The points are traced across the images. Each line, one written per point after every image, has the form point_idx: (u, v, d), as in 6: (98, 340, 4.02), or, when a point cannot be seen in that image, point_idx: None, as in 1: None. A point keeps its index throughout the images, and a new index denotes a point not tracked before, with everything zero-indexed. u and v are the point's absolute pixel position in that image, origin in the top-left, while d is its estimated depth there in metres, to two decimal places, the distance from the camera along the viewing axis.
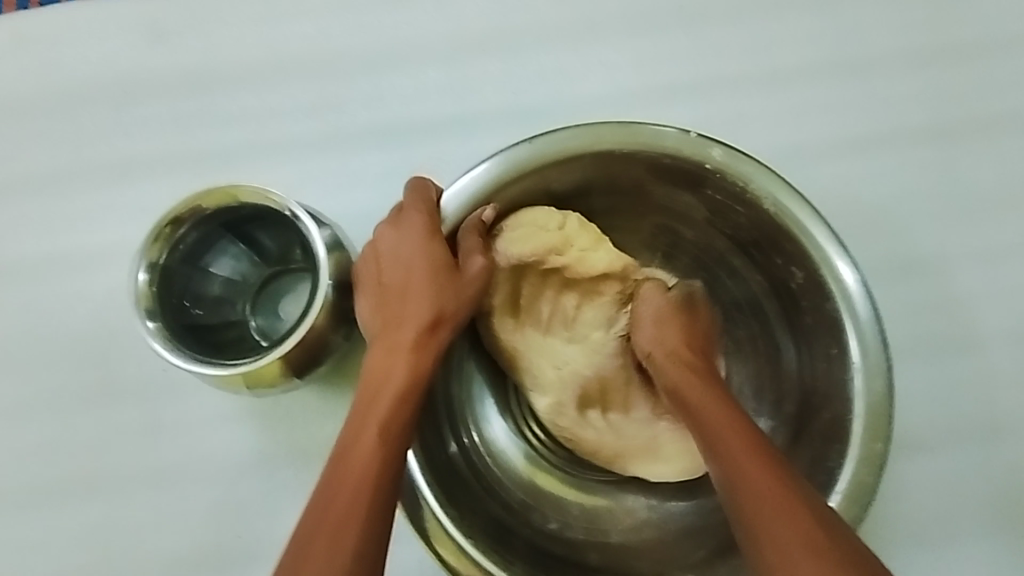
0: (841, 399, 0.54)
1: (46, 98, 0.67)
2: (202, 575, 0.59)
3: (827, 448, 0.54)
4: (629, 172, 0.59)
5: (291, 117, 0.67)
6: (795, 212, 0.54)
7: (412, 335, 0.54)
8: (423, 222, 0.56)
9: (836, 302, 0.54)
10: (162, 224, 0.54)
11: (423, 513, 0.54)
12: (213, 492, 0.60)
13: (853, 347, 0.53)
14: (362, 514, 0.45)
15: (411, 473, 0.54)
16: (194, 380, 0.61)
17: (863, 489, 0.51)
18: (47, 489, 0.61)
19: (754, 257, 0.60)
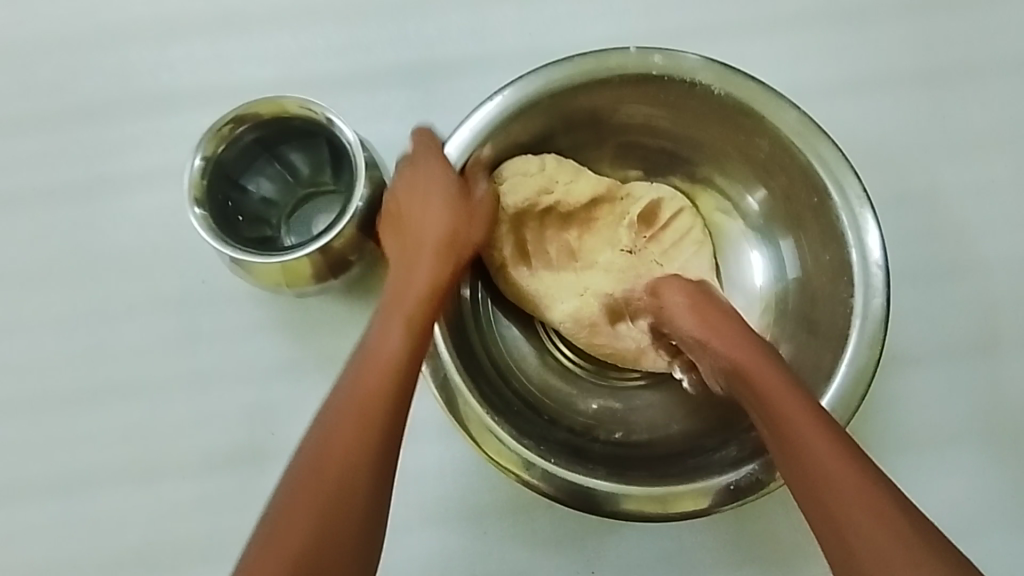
0: (844, 305, 0.59)
1: (93, 34, 0.72)
2: (235, 468, 0.64)
3: (829, 350, 0.60)
4: (631, 102, 0.63)
5: (321, 56, 0.71)
6: (808, 134, 0.60)
7: (431, 251, 0.59)
8: (439, 159, 0.60)
9: (842, 220, 0.59)
10: (222, 122, 0.59)
11: (465, 412, 0.57)
12: (248, 394, 0.65)
13: (855, 262, 0.59)
14: (376, 435, 0.50)
15: (445, 367, 0.57)
16: (232, 292, 0.67)
17: (858, 387, 0.57)
18: (93, 390, 0.66)
19: (764, 174, 0.65)
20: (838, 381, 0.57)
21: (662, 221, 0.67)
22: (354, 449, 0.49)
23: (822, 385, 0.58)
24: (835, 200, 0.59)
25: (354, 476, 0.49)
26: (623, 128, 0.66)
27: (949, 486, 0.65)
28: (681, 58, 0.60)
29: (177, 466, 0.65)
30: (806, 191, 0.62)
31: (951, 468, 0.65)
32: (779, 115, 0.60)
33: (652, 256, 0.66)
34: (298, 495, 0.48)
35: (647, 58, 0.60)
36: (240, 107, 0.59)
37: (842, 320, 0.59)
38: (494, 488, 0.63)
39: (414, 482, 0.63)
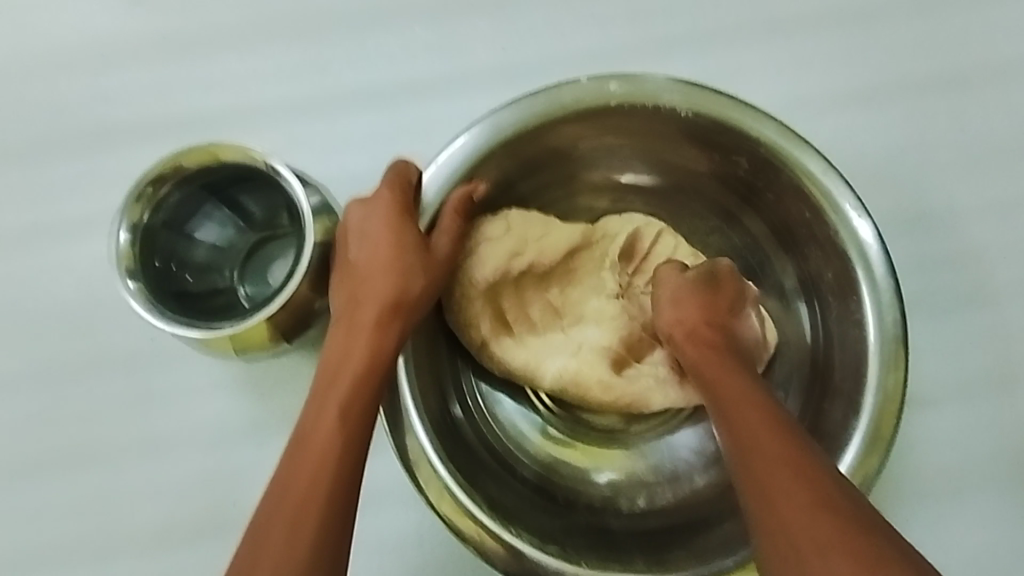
0: (855, 331, 0.54)
1: (25, 65, 0.65)
2: (194, 542, 0.59)
3: (844, 399, 0.54)
4: (599, 130, 0.58)
5: (274, 80, 0.65)
6: (789, 148, 0.54)
7: (371, 314, 0.52)
8: (391, 200, 0.54)
9: (848, 252, 0.53)
10: (144, 183, 0.53)
11: (447, 501, 0.51)
12: (206, 460, 0.60)
13: (864, 291, 0.53)
14: (319, 505, 0.44)
15: (428, 457, 0.52)
16: (184, 349, 0.61)
17: (878, 444, 0.51)
18: (38, 461, 0.61)
19: (753, 194, 0.59)
20: (862, 424, 0.51)
21: (642, 251, 0.62)
22: (308, 496, 0.45)
23: (838, 442, 0.52)
24: (837, 227, 0.54)
25: (311, 498, 0.44)
26: (596, 159, 0.62)
27: (970, 537, 0.59)
28: (649, 81, 0.55)
29: (132, 541, 0.59)
30: (801, 219, 0.57)
31: (971, 517, 0.60)
32: (762, 129, 0.54)
33: (637, 290, 0.62)
34: (259, 541, 0.44)
35: (605, 86, 0.55)
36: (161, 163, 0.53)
37: (857, 364, 0.53)
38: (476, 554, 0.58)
39: (390, 551, 0.58)
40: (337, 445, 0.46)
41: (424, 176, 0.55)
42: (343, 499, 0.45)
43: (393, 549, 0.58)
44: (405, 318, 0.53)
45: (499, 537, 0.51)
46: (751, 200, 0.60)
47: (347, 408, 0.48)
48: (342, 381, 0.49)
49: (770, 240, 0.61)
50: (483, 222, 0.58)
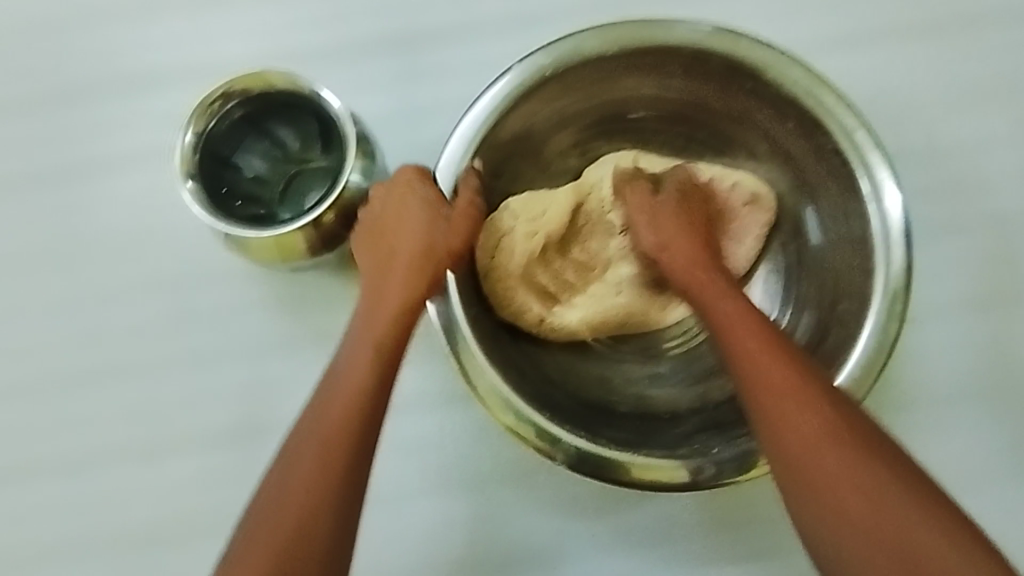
0: (864, 252, 0.58)
1: (75, 14, 0.71)
2: (236, 444, 0.65)
3: (849, 323, 0.58)
4: (621, 75, 0.63)
5: (306, 29, 0.71)
6: (801, 83, 0.58)
7: (407, 265, 0.58)
8: (407, 181, 0.60)
9: (861, 183, 0.58)
10: (207, 99, 0.59)
11: (517, 416, 0.56)
12: (246, 371, 0.66)
13: (873, 217, 0.57)
14: (347, 448, 0.51)
15: (491, 379, 0.56)
16: (226, 271, 0.67)
17: (872, 367, 0.55)
18: (92, 371, 0.67)
19: (762, 128, 0.64)
20: (866, 336, 0.56)
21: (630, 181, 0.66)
22: (338, 439, 0.51)
23: (839, 360, 0.57)
24: (851, 162, 0.58)
25: (345, 429, 0.52)
26: (602, 105, 0.66)
27: (942, 441, 0.66)
28: (676, 30, 0.59)
29: (181, 442, 0.65)
30: (817, 158, 0.61)
31: (943, 423, 0.66)
32: (782, 71, 0.58)
33: None
34: (294, 480, 0.51)
35: (632, 26, 0.59)
36: (227, 82, 0.59)
37: (862, 288, 0.58)
38: (494, 454, 0.64)
39: (415, 450, 0.64)
40: (364, 392, 0.53)
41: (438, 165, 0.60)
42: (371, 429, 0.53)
43: (419, 450, 0.64)
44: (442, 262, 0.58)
45: (541, 428, 0.56)
46: (764, 139, 0.65)
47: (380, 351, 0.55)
48: (376, 322, 0.56)
49: (777, 180, 0.66)
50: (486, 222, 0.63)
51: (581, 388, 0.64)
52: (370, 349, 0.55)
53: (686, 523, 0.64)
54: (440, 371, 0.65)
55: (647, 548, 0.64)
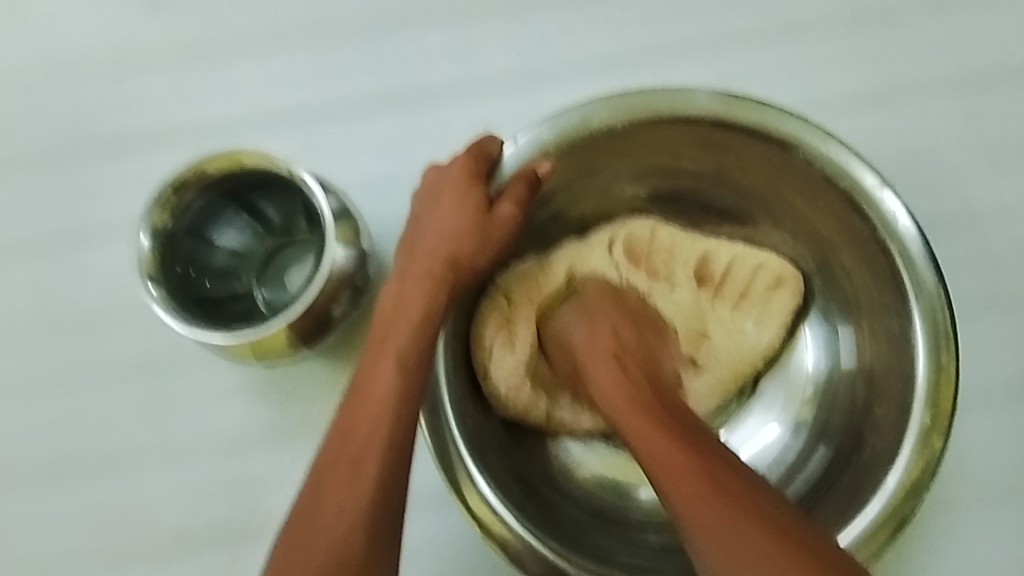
0: (904, 357, 0.53)
1: (46, 73, 0.66)
2: (214, 546, 0.59)
3: (888, 431, 0.53)
4: (634, 149, 0.57)
5: (291, 87, 0.65)
6: (839, 159, 0.53)
7: (427, 268, 0.54)
8: (465, 163, 0.55)
9: (903, 278, 0.52)
10: (166, 189, 0.54)
11: (515, 544, 0.52)
12: (225, 466, 0.60)
13: (917, 321, 0.51)
14: (374, 468, 0.47)
15: (486, 496, 0.52)
16: (204, 354, 0.61)
17: (915, 488, 0.50)
18: (60, 465, 0.61)
19: (785, 203, 0.58)
20: (899, 463, 0.50)
21: (643, 249, 0.61)
22: (363, 461, 0.47)
23: (875, 476, 0.51)
24: (893, 252, 0.52)
25: (373, 445, 0.47)
26: (617, 178, 0.60)
27: (990, 544, 0.59)
28: (698, 100, 0.53)
29: (153, 545, 0.60)
30: (850, 243, 0.56)
31: (992, 523, 0.59)
32: (814, 145, 0.53)
33: (660, 292, 0.62)
34: (315, 508, 0.46)
35: (648, 96, 0.54)
36: (179, 170, 0.53)
37: (902, 394, 0.52)
38: (495, 560, 0.59)
39: (409, 555, 0.59)
40: (390, 412, 0.48)
41: (504, 148, 0.56)
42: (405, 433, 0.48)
43: (413, 555, 0.59)
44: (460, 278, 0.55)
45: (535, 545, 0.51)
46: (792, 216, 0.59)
47: (402, 359, 0.50)
48: (397, 332, 0.51)
49: (807, 259, 0.60)
50: (479, 314, 0.58)
51: (577, 491, 0.60)
52: (393, 356, 0.50)
53: None
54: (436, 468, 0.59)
55: None
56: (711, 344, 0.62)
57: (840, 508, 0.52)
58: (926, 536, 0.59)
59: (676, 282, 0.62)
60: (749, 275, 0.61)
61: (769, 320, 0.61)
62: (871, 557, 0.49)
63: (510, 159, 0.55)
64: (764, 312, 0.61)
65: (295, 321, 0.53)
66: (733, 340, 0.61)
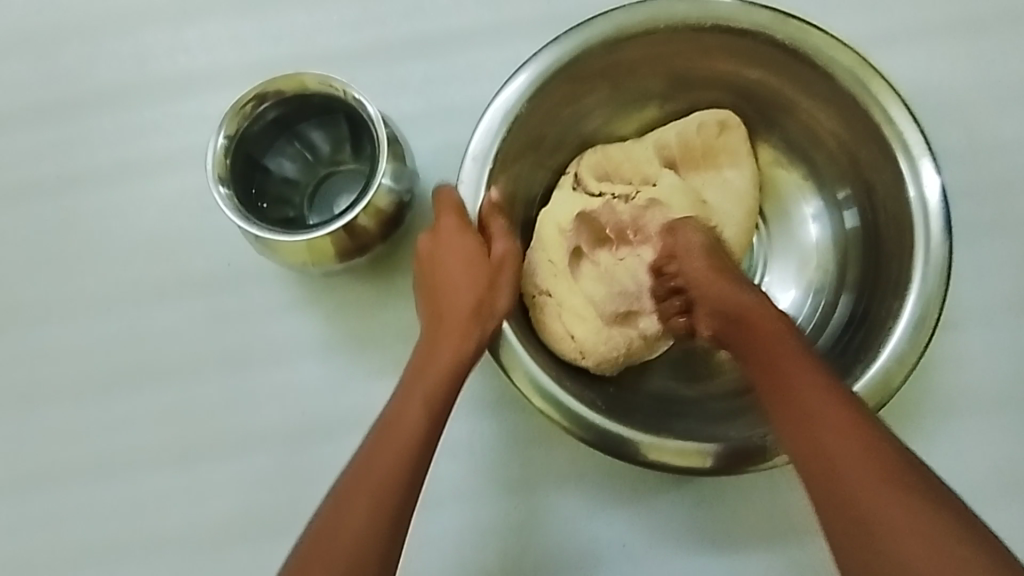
0: (901, 229, 0.59)
1: (110, 18, 0.71)
2: (268, 446, 0.65)
3: (890, 298, 0.59)
4: (636, 63, 0.63)
5: (337, 32, 0.70)
6: (845, 64, 0.58)
7: (452, 321, 0.58)
8: (454, 220, 0.59)
9: (900, 165, 0.58)
10: (247, 100, 0.59)
11: (643, 451, 0.56)
12: (279, 373, 0.65)
13: (914, 204, 0.57)
14: (389, 505, 0.51)
15: (600, 424, 0.56)
16: (257, 273, 0.67)
17: (925, 322, 0.56)
18: (125, 374, 0.67)
19: (783, 102, 0.64)
20: (908, 310, 0.56)
21: (607, 170, 0.65)
22: (382, 493, 0.51)
23: (885, 329, 0.57)
24: (890, 140, 0.58)
25: (392, 480, 0.52)
26: (573, 126, 0.65)
27: (990, 451, 0.63)
28: (634, 12, 0.59)
29: (213, 448, 0.65)
30: (853, 136, 0.61)
31: (991, 431, 0.63)
32: (816, 44, 0.58)
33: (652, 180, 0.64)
34: (329, 534, 0.51)
35: (569, 38, 0.59)
36: (260, 84, 0.58)
37: (899, 248, 0.59)
38: (526, 463, 0.64)
39: (448, 458, 0.64)
40: (414, 451, 0.53)
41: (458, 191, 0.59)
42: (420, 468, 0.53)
43: (451, 455, 0.64)
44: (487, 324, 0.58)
45: (584, 419, 0.56)
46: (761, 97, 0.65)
47: (431, 396, 0.55)
48: (430, 376, 0.56)
49: (787, 132, 0.67)
50: (540, 330, 0.61)
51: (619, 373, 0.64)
52: (422, 398, 0.55)
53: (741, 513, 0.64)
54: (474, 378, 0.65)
55: (680, 559, 0.63)
56: (713, 204, 0.64)
57: (861, 350, 0.59)
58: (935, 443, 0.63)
59: (656, 180, 0.64)
60: (698, 134, 0.65)
61: (742, 161, 0.66)
62: (902, 375, 0.56)
63: (467, 190, 0.59)
64: (731, 157, 0.66)
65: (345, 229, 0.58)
66: (722, 191, 0.65)
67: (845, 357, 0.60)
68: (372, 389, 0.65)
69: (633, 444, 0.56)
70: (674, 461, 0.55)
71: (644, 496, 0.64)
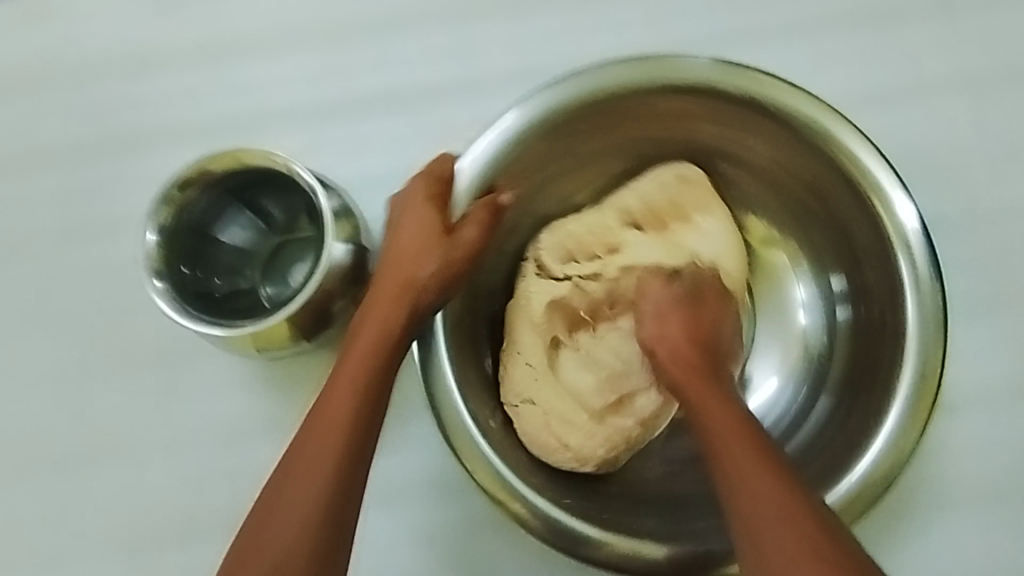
0: (893, 308, 0.54)
1: (62, 74, 0.68)
2: (215, 533, 0.61)
3: (878, 391, 0.54)
4: (610, 127, 0.59)
5: (296, 87, 0.66)
6: (829, 125, 0.54)
7: (400, 293, 0.54)
8: (425, 191, 0.56)
9: (897, 259, 0.54)
10: (171, 187, 0.55)
11: (595, 549, 0.52)
12: (227, 455, 0.61)
13: (905, 280, 0.53)
14: (316, 503, 0.47)
15: (555, 514, 0.53)
16: (207, 346, 0.63)
17: (920, 409, 0.52)
18: (68, 453, 0.63)
19: (767, 168, 0.60)
20: (900, 401, 0.52)
21: (572, 251, 0.61)
22: (311, 490, 0.47)
23: (872, 426, 0.53)
24: (881, 214, 0.54)
25: (320, 473, 0.47)
26: (546, 194, 0.62)
27: (990, 548, 0.59)
28: (603, 75, 0.55)
29: (158, 532, 0.61)
30: (840, 204, 0.57)
31: (989, 526, 0.59)
32: (799, 107, 0.54)
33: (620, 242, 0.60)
34: (252, 537, 0.47)
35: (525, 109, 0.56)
36: (183, 170, 0.54)
37: (892, 328, 0.54)
38: (491, 552, 0.60)
39: (408, 545, 0.60)
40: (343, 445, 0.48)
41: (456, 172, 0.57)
42: (350, 464, 0.48)
43: (409, 544, 0.60)
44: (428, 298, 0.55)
45: (540, 510, 0.52)
46: (743, 164, 0.61)
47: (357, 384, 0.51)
48: (363, 351, 0.52)
49: (769, 194, 0.62)
50: (524, 438, 0.57)
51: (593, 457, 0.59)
52: (351, 377, 0.51)
53: None
54: (435, 462, 0.61)
55: None
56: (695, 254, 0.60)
57: (846, 441, 0.55)
58: (940, 538, 0.59)
59: (625, 241, 0.60)
60: (659, 193, 0.61)
61: (716, 214, 0.61)
62: (902, 462, 0.52)
63: (461, 191, 0.56)
64: (700, 205, 0.61)
65: (296, 313, 0.54)
66: (700, 242, 0.60)
67: (832, 450, 0.55)
68: None
69: (593, 541, 0.52)
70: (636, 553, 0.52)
71: None
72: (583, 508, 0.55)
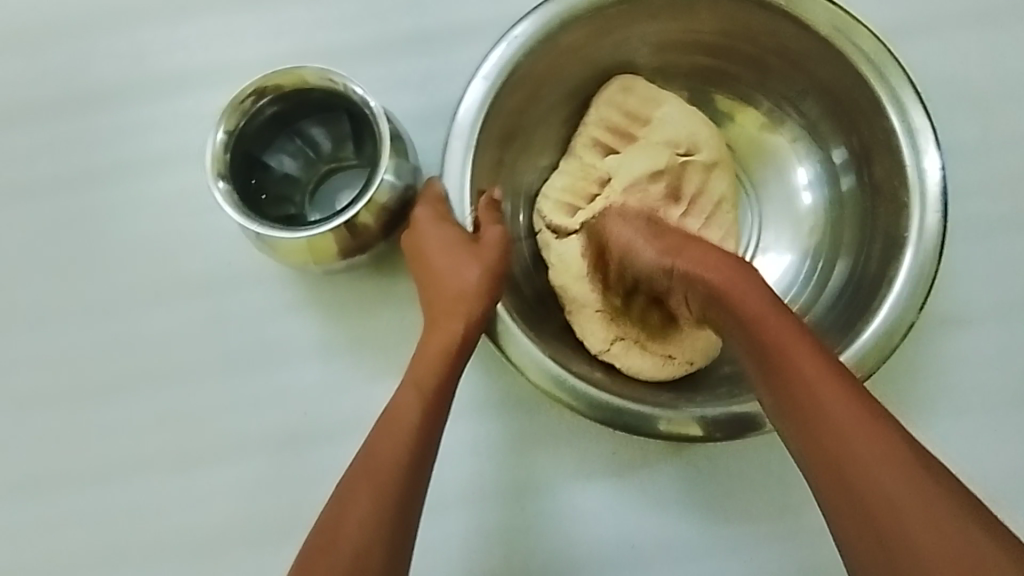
0: (897, 188, 0.58)
1: (105, 13, 0.69)
2: (268, 448, 0.64)
3: (883, 263, 0.58)
4: (616, 28, 0.62)
5: (336, 27, 0.69)
6: (833, 19, 0.58)
7: (445, 310, 0.55)
8: (434, 215, 0.58)
9: (891, 120, 0.57)
10: (244, 95, 0.57)
11: (640, 421, 0.56)
12: (279, 375, 0.64)
13: (908, 160, 0.57)
14: (393, 494, 0.50)
15: (600, 396, 0.56)
16: (257, 271, 0.65)
17: (928, 260, 0.55)
18: (123, 377, 0.65)
19: (772, 63, 0.64)
20: (907, 266, 0.56)
21: (574, 205, 0.64)
22: (387, 478, 0.50)
23: (888, 273, 0.57)
24: (883, 97, 0.57)
25: (395, 468, 0.50)
26: (548, 105, 0.65)
27: (1003, 450, 0.63)
28: None
29: (215, 447, 0.64)
30: (847, 95, 0.60)
31: (1003, 430, 0.63)
32: (803, 3, 0.58)
33: (608, 167, 0.64)
34: (334, 526, 0.49)
35: (486, 68, 0.58)
36: (260, 78, 0.57)
37: (898, 212, 0.58)
38: (532, 464, 0.63)
39: (452, 459, 0.63)
40: (414, 437, 0.51)
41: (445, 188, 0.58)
42: (422, 452, 0.51)
43: (451, 455, 0.63)
44: (475, 305, 0.55)
45: (583, 393, 0.56)
46: (741, 58, 0.65)
47: (421, 385, 0.53)
48: (423, 362, 0.54)
49: (710, 61, 0.66)
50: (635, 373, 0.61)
51: None
52: (414, 385, 0.53)
53: (749, 517, 0.62)
54: (476, 378, 0.63)
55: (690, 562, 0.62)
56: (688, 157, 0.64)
57: (863, 300, 0.58)
58: (957, 442, 0.63)
59: (608, 168, 0.64)
60: (617, 114, 0.65)
61: (687, 118, 0.65)
62: (921, 301, 0.55)
63: (455, 185, 0.58)
64: (653, 104, 0.65)
65: (344, 226, 0.57)
66: (667, 130, 0.64)
67: (856, 301, 0.59)
68: (374, 390, 0.64)
69: (634, 416, 0.56)
70: (683, 430, 0.56)
71: (653, 498, 0.62)
72: (630, 392, 0.58)
